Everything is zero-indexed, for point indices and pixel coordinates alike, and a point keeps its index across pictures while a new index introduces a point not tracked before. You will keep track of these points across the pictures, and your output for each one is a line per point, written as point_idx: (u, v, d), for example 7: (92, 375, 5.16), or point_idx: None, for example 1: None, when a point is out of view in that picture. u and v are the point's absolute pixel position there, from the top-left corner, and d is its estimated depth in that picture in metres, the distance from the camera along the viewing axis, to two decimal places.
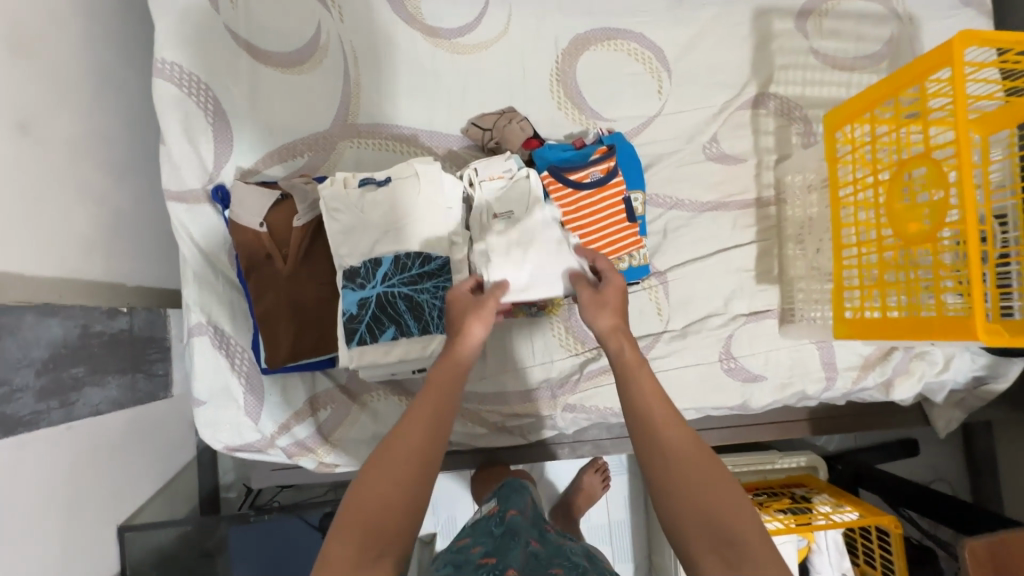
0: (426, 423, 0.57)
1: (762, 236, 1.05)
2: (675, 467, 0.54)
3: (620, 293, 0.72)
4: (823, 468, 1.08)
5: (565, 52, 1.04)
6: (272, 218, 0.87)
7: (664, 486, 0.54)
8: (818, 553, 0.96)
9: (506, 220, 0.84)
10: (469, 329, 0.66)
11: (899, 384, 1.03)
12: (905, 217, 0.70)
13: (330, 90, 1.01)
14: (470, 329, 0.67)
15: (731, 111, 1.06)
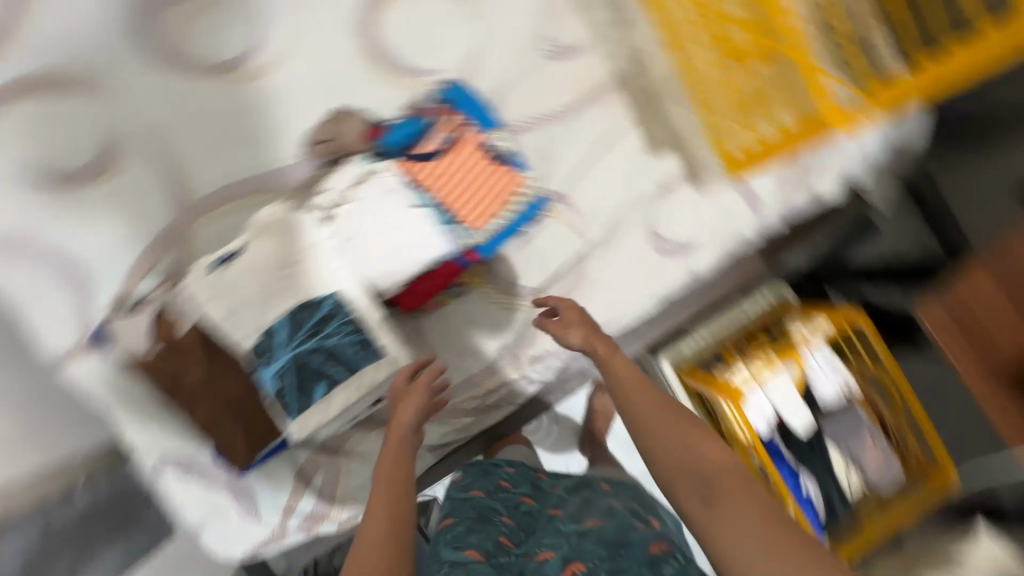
0: (384, 519, 0.63)
1: (636, 111, 1.01)
2: (654, 432, 0.65)
3: (577, 310, 0.79)
4: (792, 292, 1.08)
5: (360, 25, 0.96)
6: (158, 337, 0.81)
7: (636, 423, 0.67)
8: (813, 371, 0.99)
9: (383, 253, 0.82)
10: (410, 405, 0.71)
11: (823, 182, 1.02)
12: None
13: (157, 180, 0.93)
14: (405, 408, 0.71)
15: (550, 4, 0.99)
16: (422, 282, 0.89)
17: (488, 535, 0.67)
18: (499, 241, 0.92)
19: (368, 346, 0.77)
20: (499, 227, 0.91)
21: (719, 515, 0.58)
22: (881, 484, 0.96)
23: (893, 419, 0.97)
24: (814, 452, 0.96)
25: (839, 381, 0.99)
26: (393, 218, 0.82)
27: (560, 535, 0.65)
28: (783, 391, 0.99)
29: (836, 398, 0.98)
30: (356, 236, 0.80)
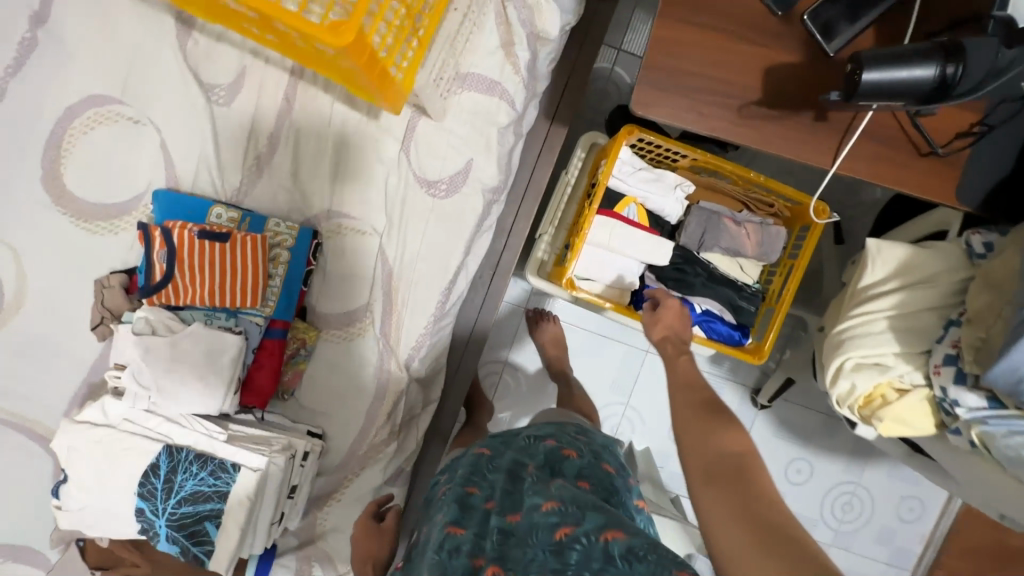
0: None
1: (334, 86, 0.94)
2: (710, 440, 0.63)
3: (674, 305, 0.83)
4: (598, 136, 1.00)
5: (57, 199, 0.94)
6: (94, 562, 0.89)
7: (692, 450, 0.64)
8: (648, 200, 0.91)
9: (189, 385, 0.83)
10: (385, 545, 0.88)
11: (542, 21, 0.92)
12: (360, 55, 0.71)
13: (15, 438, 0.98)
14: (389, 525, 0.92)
15: (187, 53, 0.92)
16: (255, 376, 0.92)
17: (413, 557, 0.68)
18: (289, 296, 0.92)
19: (222, 470, 0.80)
20: (280, 285, 0.92)
21: (704, 497, 0.58)
22: (771, 253, 0.89)
23: (741, 191, 0.90)
24: (692, 271, 0.90)
25: (677, 192, 0.90)
26: (173, 351, 0.83)
27: (479, 523, 0.65)
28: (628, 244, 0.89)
29: (681, 209, 0.91)
30: (153, 389, 0.82)
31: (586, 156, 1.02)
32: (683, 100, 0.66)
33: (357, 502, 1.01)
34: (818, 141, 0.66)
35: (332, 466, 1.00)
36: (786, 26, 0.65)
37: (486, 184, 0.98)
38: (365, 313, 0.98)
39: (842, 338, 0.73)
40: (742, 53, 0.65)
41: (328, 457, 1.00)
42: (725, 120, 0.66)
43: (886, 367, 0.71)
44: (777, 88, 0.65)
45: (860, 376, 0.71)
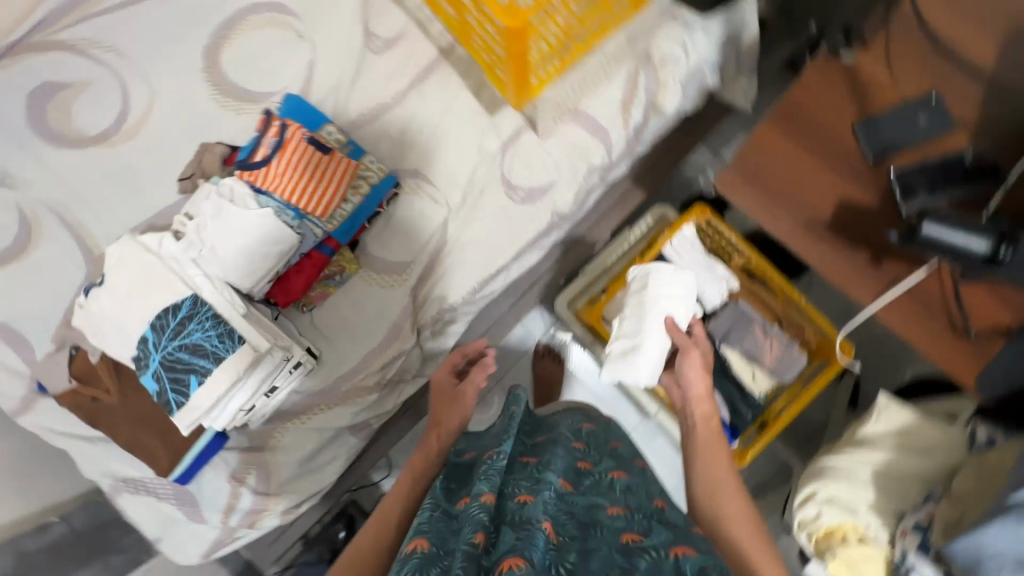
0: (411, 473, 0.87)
1: (469, 75, 1.06)
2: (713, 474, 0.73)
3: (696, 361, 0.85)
4: (669, 210, 1.09)
5: (207, 68, 1.08)
6: (76, 371, 0.95)
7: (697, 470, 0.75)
8: (694, 279, 0.97)
9: (238, 255, 0.91)
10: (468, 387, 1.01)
11: (663, 97, 1.04)
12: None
13: (66, 243, 1.07)
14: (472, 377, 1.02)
15: (369, 3, 1.08)
16: (290, 277, 0.98)
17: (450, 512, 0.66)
18: (351, 225, 0.99)
19: (228, 336, 0.86)
20: (349, 211, 0.99)
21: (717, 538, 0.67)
22: (783, 374, 0.92)
23: (782, 308, 0.95)
24: (707, 357, 0.94)
25: (721, 283, 0.96)
26: (238, 222, 0.91)
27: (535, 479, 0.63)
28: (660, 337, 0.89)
29: (720, 300, 0.95)
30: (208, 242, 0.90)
31: (652, 224, 1.11)
32: (759, 192, 0.73)
33: (315, 433, 1.04)
34: (865, 277, 0.72)
35: (312, 390, 1.04)
36: (876, 173, 0.71)
37: (558, 209, 1.06)
38: (406, 269, 1.04)
39: (825, 469, 0.84)
40: (827, 177, 0.72)
41: (313, 380, 1.04)
42: (787, 228, 0.73)
43: (856, 512, 0.81)
44: (844, 217, 0.72)
45: (828, 509, 0.82)
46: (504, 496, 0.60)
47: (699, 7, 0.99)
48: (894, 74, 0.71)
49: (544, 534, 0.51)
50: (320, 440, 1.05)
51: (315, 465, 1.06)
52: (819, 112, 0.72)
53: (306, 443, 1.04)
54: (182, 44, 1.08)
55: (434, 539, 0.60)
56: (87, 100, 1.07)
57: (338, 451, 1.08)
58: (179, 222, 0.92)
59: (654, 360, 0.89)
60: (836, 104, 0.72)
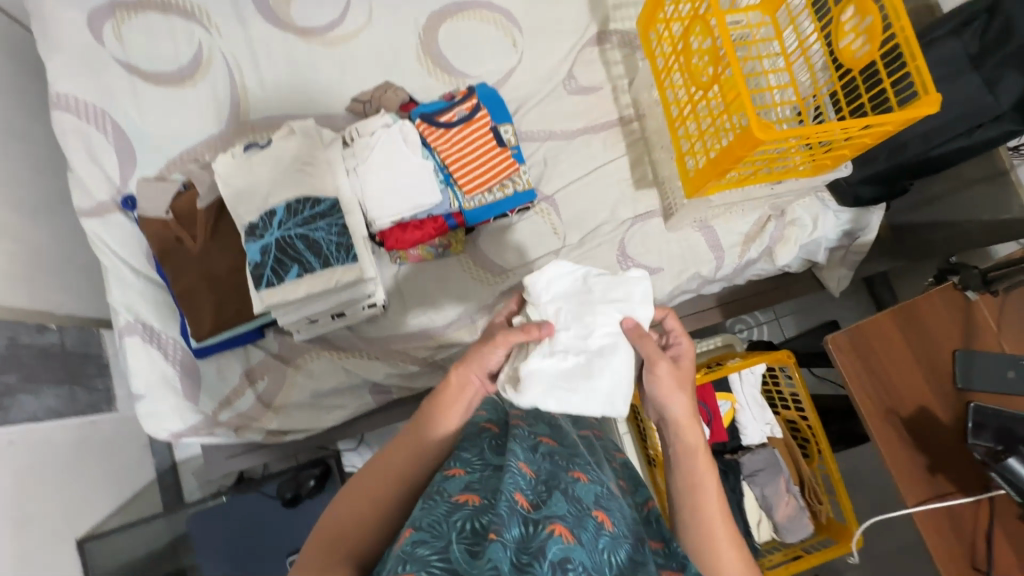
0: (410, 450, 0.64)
1: (633, 149, 1.17)
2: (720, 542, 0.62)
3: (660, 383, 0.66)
4: (738, 342, 1.17)
5: (425, 27, 1.17)
6: (178, 205, 0.96)
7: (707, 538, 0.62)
8: (742, 411, 1.04)
9: (385, 188, 0.96)
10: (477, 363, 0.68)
11: (780, 250, 1.15)
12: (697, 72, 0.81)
13: (220, 96, 1.11)
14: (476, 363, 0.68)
15: (581, 51, 1.20)
16: (409, 228, 1.02)
17: (492, 468, 0.64)
18: (484, 213, 1.04)
19: (344, 249, 0.86)
20: (488, 200, 1.04)
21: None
22: (787, 534, 0.96)
23: (810, 474, 1.00)
24: (729, 484, 0.98)
25: (764, 426, 1.04)
26: (401, 161, 0.96)
27: (591, 470, 0.67)
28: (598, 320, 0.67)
29: (758, 440, 1.03)
30: (368, 162, 0.96)
31: (717, 346, 1.18)
32: (859, 363, 0.82)
33: (343, 373, 1.03)
34: (917, 479, 0.79)
35: (364, 334, 1.04)
36: (958, 399, 0.80)
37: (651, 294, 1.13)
38: (502, 273, 1.09)
39: None
40: (918, 382, 0.81)
41: (370, 325, 1.04)
42: (869, 407, 0.80)
43: None
44: (919, 421, 0.80)
45: None
46: (559, 473, 0.64)
47: (842, 198, 1.13)
48: (1000, 327, 0.81)
49: (592, 523, 0.57)
50: (343, 382, 1.03)
51: (323, 403, 1.04)
52: (932, 324, 0.82)
53: (330, 378, 1.03)
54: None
55: (477, 482, 0.60)
56: None
57: (349, 401, 1.04)
58: (347, 135, 0.98)
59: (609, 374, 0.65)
60: (947, 328, 0.82)
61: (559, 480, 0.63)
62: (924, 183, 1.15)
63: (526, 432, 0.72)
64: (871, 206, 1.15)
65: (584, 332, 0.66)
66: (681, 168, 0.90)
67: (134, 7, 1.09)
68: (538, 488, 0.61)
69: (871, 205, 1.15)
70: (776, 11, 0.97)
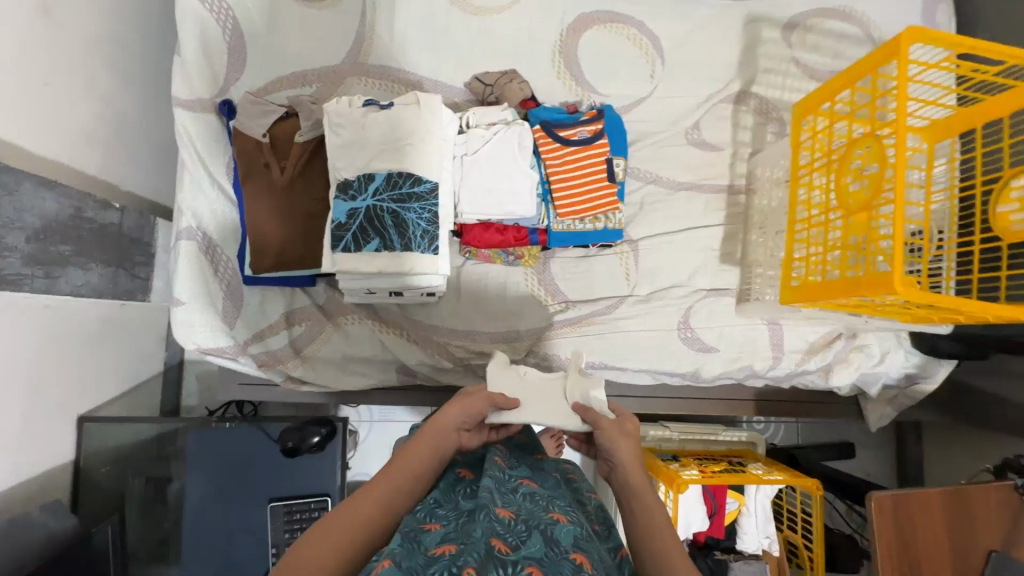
0: (381, 496, 0.56)
1: (732, 221, 1.13)
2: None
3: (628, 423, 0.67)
4: (762, 444, 1.14)
5: (570, 27, 1.12)
6: (276, 131, 0.92)
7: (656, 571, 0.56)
8: (747, 516, 1.03)
9: (484, 184, 0.92)
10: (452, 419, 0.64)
11: (838, 372, 1.10)
12: (848, 192, 0.76)
13: (347, 29, 1.07)
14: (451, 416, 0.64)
15: (715, 104, 1.14)
16: (490, 229, 0.98)
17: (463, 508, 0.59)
18: (568, 240, 1.01)
19: (428, 238, 0.83)
20: (578, 229, 1.01)
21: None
22: None
23: None
24: None
25: (763, 538, 1.01)
26: (509, 166, 0.93)
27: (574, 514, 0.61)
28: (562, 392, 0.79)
29: (753, 549, 1.01)
30: (476, 156, 0.93)
31: (740, 440, 1.16)
32: (892, 524, 0.78)
33: (378, 346, 1.01)
34: None
35: (411, 315, 1.02)
36: None
37: (698, 370, 1.09)
38: (562, 302, 1.07)
39: None
40: (944, 569, 0.79)
41: (421, 309, 1.03)
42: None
43: None
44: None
45: None
46: (537, 516, 0.57)
47: (920, 342, 1.09)
48: None
49: (571, 566, 0.52)
50: (375, 354, 1.01)
51: (348, 367, 1.02)
52: (978, 513, 0.80)
53: (364, 346, 1.01)
54: None
55: (455, 531, 0.54)
56: None
57: (373, 372, 1.02)
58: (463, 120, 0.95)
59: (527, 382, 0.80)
60: (992, 527, 0.80)
61: (537, 520, 0.56)
62: (1007, 356, 1.10)
63: (504, 473, 0.66)
64: (943, 359, 1.11)
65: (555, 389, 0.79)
66: (785, 275, 0.86)
67: None
68: (518, 528, 0.55)
69: (944, 358, 1.11)
70: (937, 143, 0.89)
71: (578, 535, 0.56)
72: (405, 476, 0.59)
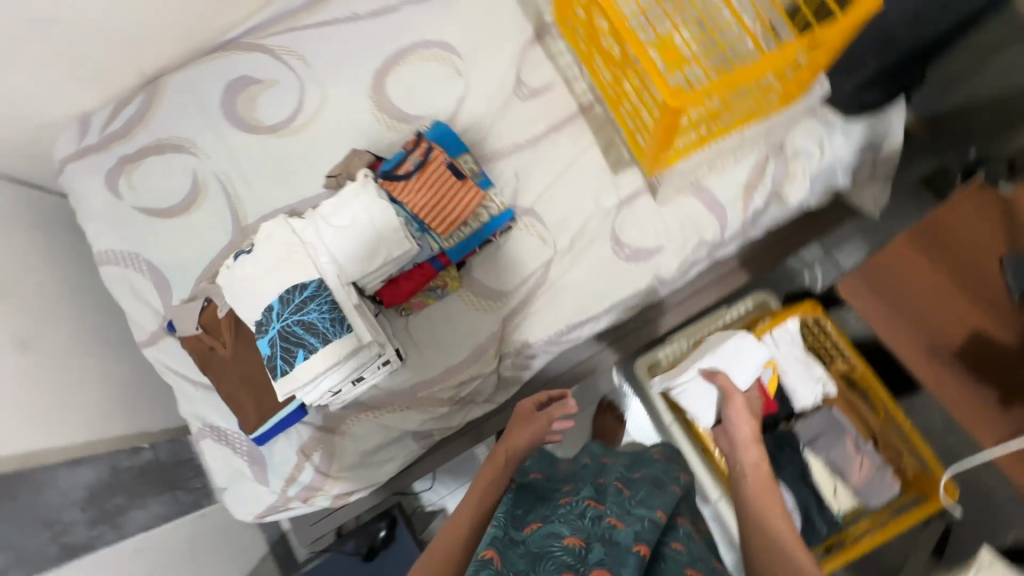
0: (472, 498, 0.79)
1: (604, 132, 1.13)
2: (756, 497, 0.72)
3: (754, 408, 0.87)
4: (771, 299, 1.08)
5: (373, 85, 1.23)
6: (204, 321, 1.07)
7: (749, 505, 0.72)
8: (787, 373, 0.94)
9: (364, 253, 0.99)
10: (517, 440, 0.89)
11: (788, 189, 1.04)
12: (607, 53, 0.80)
13: (220, 210, 1.23)
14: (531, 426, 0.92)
15: (524, 54, 1.19)
16: (401, 282, 1.06)
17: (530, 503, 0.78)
18: (465, 247, 1.07)
19: (338, 322, 0.94)
20: (466, 234, 1.07)
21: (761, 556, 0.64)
22: (869, 499, 0.88)
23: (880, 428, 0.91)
24: (788, 458, 0.91)
25: (816, 386, 0.93)
26: (380, 223, 0.99)
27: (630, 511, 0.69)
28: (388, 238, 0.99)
29: (812, 401, 0.93)
30: (329, 230, 0.99)
31: (750, 309, 1.10)
32: (881, 303, 0.72)
33: (383, 429, 1.10)
34: (987, 417, 0.67)
35: (390, 389, 1.10)
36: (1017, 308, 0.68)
37: (659, 274, 1.08)
38: (501, 298, 1.09)
39: None
40: (959, 303, 0.70)
41: (394, 379, 1.10)
42: (905, 348, 0.71)
43: None
44: (987, 344, 0.68)
45: None
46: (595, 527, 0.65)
47: (846, 111, 1.00)
48: None
49: (577, 549, 0.62)
50: (384, 438, 1.10)
51: (375, 460, 1.12)
52: (956, 233, 0.71)
53: (372, 437, 1.11)
54: (359, 62, 1.24)
55: (502, 545, 0.64)
56: (269, 94, 1.25)
57: (396, 452, 1.12)
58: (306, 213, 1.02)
59: (357, 245, 0.99)
60: (984, 234, 0.70)
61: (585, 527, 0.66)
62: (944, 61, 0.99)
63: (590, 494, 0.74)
64: (885, 109, 1.01)
65: (382, 247, 0.99)
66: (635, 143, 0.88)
67: (137, 157, 1.26)
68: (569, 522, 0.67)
69: (885, 108, 1.01)
70: None
71: (560, 532, 0.66)
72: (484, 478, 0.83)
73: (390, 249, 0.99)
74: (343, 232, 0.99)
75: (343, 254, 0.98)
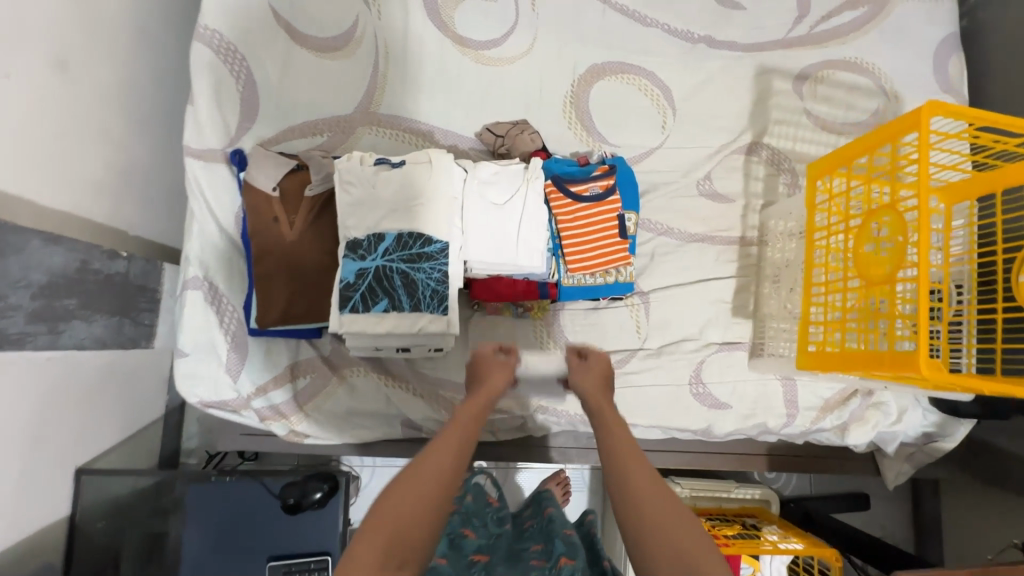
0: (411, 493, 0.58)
1: (746, 274, 1.11)
2: (639, 491, 0.59)
3: (604, 367, 0.81)
4: (775, 501, 1.11)
5: (581, 77, 1.12)
6: (287, 184, 0.92)
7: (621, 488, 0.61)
8: None
9: (496, 246, 0.89)
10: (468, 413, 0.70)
11: (854, 429, 1.08)
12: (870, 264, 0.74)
13: (358, 78, 1.07)
14: (493, 380, 0.77)
15: (727, 155, 1.14)
16: (500, 283, 0.96)
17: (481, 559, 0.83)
18: (578, 294, 0.99)
19: (438, 298, 0.82)
20: (586, 283, 0.99)
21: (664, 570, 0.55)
22: None
23: None
24: None
25: None
26: (530, 226, 0.90)
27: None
28: (527, 247, 0.90)
29: None
30: (478, 203, 0.90)
31: (753, 498, 1.12)
32: None
33: (384, 400, 1.00)
34: None
35: (419, 368, 1.01)
36: None
37: (711, 427, 1.06)
38: None
39: None
40: None
41: (428, 361, 1.01)
42: None
43: None
44: None
45: None
46: None
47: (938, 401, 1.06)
48: None
49: None
50: (380, 408, 1.00)
51: (352, 421, 1.00)
52: None
53: (370, 400, 1.00)
54: (581, 45, 1.12)
55: None
56: (480, 5, 1.10)
57: (377, 426, 1.00)
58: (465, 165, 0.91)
59: (495, 236, 0.90)
60: None
61: None
62: None
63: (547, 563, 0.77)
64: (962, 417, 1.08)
65: (514, 251, 0.90)
66: (802, 338, 0.85)
67: None
68: None
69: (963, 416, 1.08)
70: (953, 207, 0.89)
71: None
72: (421, 479, 0.59)
73: (522, 258, 0.90)
74: (491, 215, 0.90)
75: (477, 236, 0.89)
